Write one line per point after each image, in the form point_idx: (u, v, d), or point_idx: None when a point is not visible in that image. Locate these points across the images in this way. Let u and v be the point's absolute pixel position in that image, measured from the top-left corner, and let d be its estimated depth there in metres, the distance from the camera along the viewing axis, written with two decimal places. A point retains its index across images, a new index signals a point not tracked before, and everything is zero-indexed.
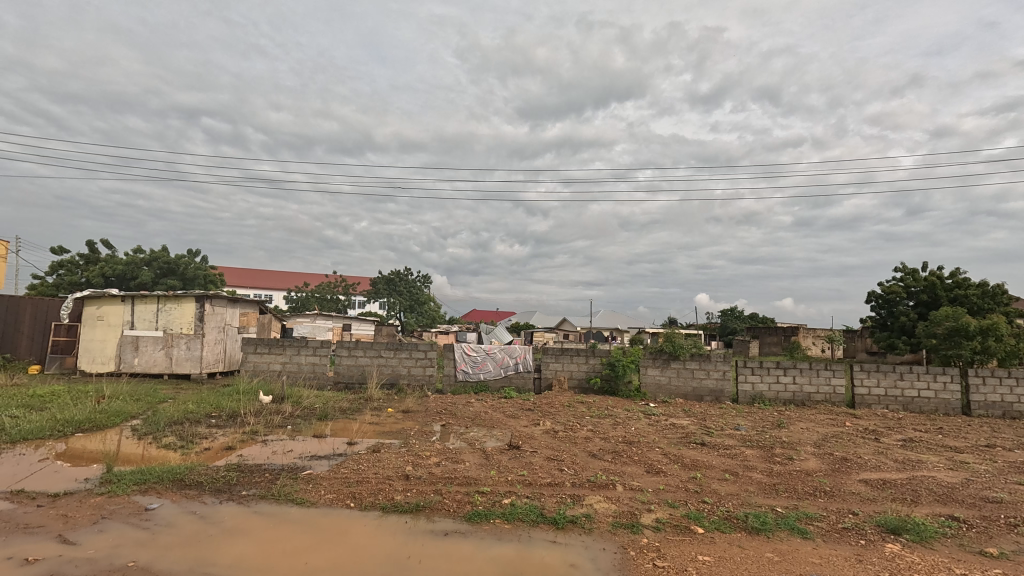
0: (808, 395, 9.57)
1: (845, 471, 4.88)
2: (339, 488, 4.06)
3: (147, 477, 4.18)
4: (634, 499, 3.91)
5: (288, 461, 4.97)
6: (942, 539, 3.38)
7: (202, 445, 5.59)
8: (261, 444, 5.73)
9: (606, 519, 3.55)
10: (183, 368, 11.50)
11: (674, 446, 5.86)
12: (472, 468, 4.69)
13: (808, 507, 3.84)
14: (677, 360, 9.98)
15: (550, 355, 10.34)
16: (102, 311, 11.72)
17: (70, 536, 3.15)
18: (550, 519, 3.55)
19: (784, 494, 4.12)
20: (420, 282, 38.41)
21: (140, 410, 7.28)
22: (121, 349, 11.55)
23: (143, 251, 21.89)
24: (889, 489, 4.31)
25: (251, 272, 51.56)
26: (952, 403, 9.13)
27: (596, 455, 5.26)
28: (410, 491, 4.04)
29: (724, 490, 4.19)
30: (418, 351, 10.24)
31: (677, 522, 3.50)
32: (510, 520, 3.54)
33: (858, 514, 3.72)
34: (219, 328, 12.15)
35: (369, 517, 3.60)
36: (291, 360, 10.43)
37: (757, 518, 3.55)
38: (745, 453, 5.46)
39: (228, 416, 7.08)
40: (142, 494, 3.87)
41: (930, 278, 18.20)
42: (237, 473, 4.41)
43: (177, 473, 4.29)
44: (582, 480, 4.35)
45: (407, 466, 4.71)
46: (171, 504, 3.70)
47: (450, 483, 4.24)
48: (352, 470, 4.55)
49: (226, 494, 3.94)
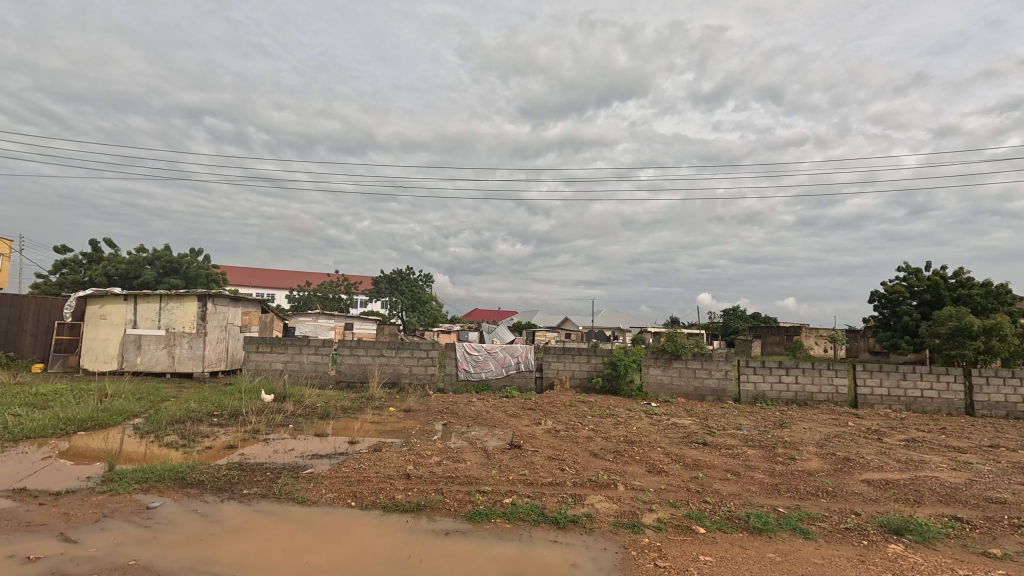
0: (810, 395, 9.55)
1: (847, 471, 4.86)
2: (341, 487, 4.06)
3: (149, 475, 4.19)
4: (635, 499, 3.90)
5: (290, 460, 4.97)
6: (945, 539, 3.37)
7: (203, 443, 5.60)
8: (262, 442, 5.73)
9: (607, 519, 3.54)
10: (185, 367, 11.53)
11: (676, 445, 5.85)
12: (473, 467, 4.69)
13: (810, 508, 3.83)
14: (679, 359, 9.96)
15: (552, 354, 10.33)
16: (105, 309, 11.75)
17: (73, 534, 3.16)
18: (551, 519, 3.54)
19: (786, 494, 4.11)
20: (422, 281, 38.42)
21: (142, 408, 7.30)
22: (123, 347, 11.59)
23: (145, 250, 21.95)
24: (891, 490, 4.29)
25: (253, 271, 51.72)
26: (955, 403, 9.10)
27: (598, 455, 5.25)
28: (411, 490, 4.04)
29: (726, 490, 4.18)
30: (420, 351, 10.25)
31: (678, 522, 3.49)
32: (511, 520, 3.53)
33: (861, 515, 3.71)
34: (221, 327, 12.18)
35: (370, 516, 3.60)
36: (293, 359, 10.44)
37: (759, 518, 3.53)
38: (747, 453, 5.45)
39: (229, 414, 7.10)
40: (143, 493, 3.88)
41: (933, 278, 18.14)
42: (238, 471, 4.42)
43: (179, 472, 4.30)
44: (583, 479, 4.34)
45: (408, 465, 4.71)
46: (173, 503, 3.71)
47: (451, 482, 4.24)
48: (354, 470, 4.54)
49: (227, 492, 3.94)
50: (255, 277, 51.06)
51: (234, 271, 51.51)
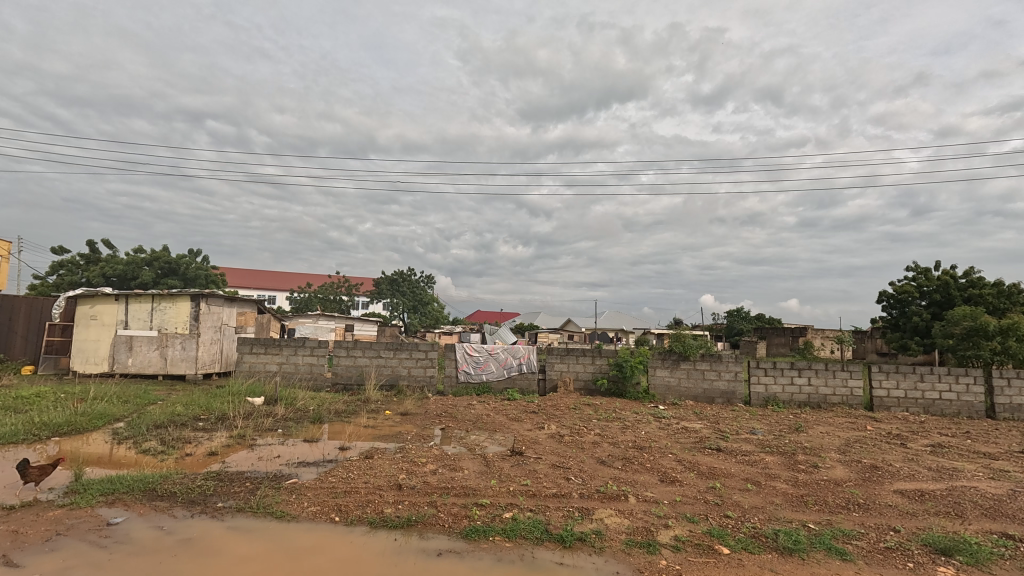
0: (824, 398, 9.16)
1: (877, 480, 4.47)
2: (325, 500, 3.70)
3: (117, 486, 3.83)
4: (649, 514, 3.53)
5: (273, 468, 4.62)
6: (1000, 561, 2.99)
7: (184, 450, 5.23)
8: (248, 449, 5.36)
9: (619, 537, 3.18)
10: (178, 368, 11.21)
11: (688, 452, 5.48)
12: (471, 477, 4.33)
13: (843, 523, 3.46)
14: (688, 360, 9.58)
15: (555, 355, 9.96)
16: (96, 310, 11.46)
17: (15, 557, 2.80)
18: (556, 537, 3.18)
19: (814, 507, 3.74)
20: (423, 282, 38.10)
21: (126, 412, 6.95)
22: (114, 349, 11.27)
23: (144, 251, 21.74)
24: (929, 502, 3.91)
25: (255, 272, 51.66)
26: (976, 406, 8.72)
27: (606, 462, 4.88)
28: (402, 503, 3.67)
29: (748, 502, 3.80)
30: (419, 352, 9.90)
31: (698, 540, 3.13)
32: (512, 538, 3.17)
33: (900, 532, 3.34)
34: (215, 328, 11.83)
35: (354, 533, 3.25)
36: (287, 360, 10.11)
37: (789, 536, 3.16)
38: (766, 460, 5.08)
39: (216, 419, 6.73)
40: (107, 507, 3.53)
41: (943, 277, 17.75)
42: (215, 481, 4.06)
43: (150, 483, 3.94)
44: (590, 490, 3.96)
45: (400, 474, 4.35)
46: (137, 518, 3.35)
47: (447, 493, 3.88)
48: (341, 479, 4.20)
49: (199, 506, 3.58)
50: (256, 279, 50.80)
51: (235, 270, 51.18)
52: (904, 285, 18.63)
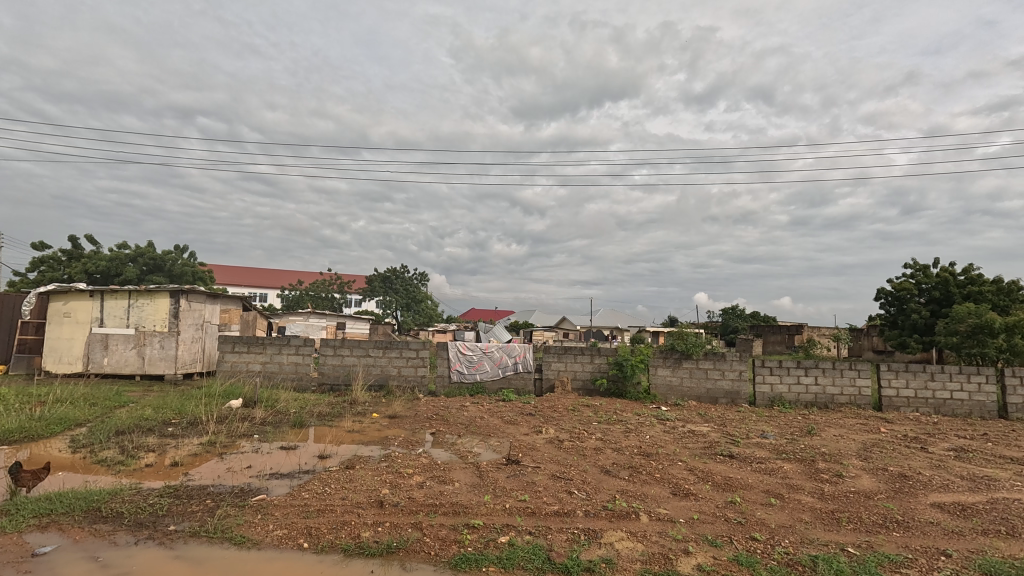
0: (831, 398, 8.79)
1: (910, 492, 4.05)
2: (294, 521, 3.23)
3: (54, 507, 3.33)
4: (664, 536, 3.09)
5: (242, 481, 4.12)
6: None
7: (143, 460, 4.72)
8: (217, 458, 4.86)
9: (632, 566, 2.74)
10: (156, 368, 10.65)
11: (698, 459, 5.06)
12: (462, 491, 3.85)
13: (885, 546, 3.04)
14: (690, 359, 9.15)
15: (552, 354, 9.54)
16: (70, 307, 10.88)
17: None
18: (560, 566, 2.73)
19: (849, 526, 3.32)
20: (417, 280, 37.27)
21: (90, 416, 6.41)
22: (89, 348, 10.71)
23: (128, 247, 21.05)
24: (975, 518, 3.49)
25: (246, 270, 50.95)
26: (988, 406, 8.37)
27: (611, 472, 4.43)
28: (382, 525, 3.21)
29: (774, 521, 3.38)
30: (410, 350, 9.43)
31: (726, 571, 2.70)
32: (509, 568, 2.72)
33: (952, 556, 2.92)
34: (197, 326, 11.28)
35: (325, 563, 2.78)
36: (271, 359, 9.59)
37: (830, 565, 2.73)
38: (784, 469, 4.66)
39: (189, 423, 6.24)
40: (38, 532, 3.04)
41: (942, 274, 17.49)
42: (171, 499, 3.57)
43: (95, 501, 3.44)
44: (596, 508, 3.51)
45: (383, 488, 3.88)
46: (71, 546, 2.86)
47: (434, 513, 3.42)
48: (316, 494, 3.73)
49: (146, 530, 3.09)
50: (248, 277, 50.25)
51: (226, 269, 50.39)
52: (903, 282, 18.34)
